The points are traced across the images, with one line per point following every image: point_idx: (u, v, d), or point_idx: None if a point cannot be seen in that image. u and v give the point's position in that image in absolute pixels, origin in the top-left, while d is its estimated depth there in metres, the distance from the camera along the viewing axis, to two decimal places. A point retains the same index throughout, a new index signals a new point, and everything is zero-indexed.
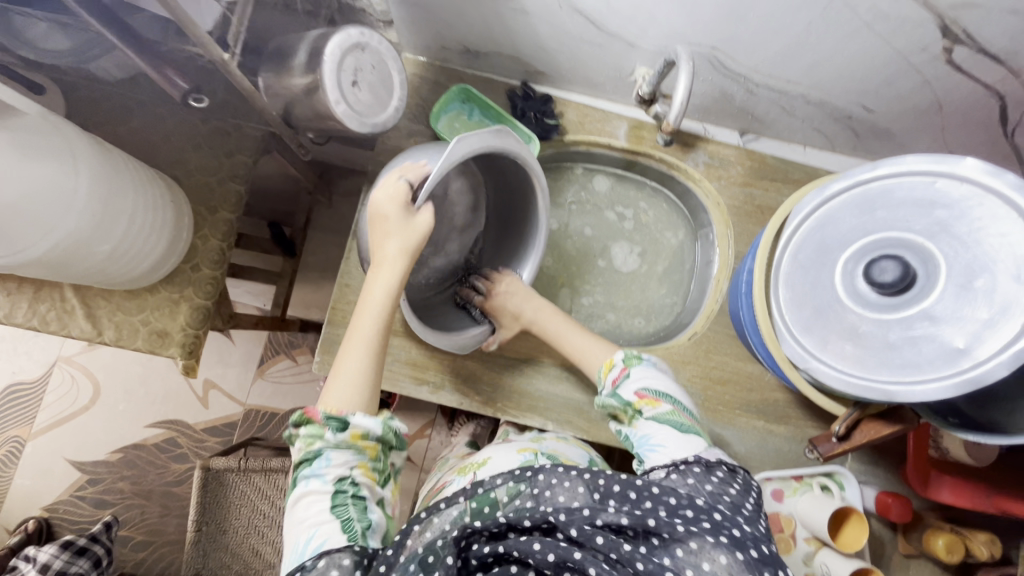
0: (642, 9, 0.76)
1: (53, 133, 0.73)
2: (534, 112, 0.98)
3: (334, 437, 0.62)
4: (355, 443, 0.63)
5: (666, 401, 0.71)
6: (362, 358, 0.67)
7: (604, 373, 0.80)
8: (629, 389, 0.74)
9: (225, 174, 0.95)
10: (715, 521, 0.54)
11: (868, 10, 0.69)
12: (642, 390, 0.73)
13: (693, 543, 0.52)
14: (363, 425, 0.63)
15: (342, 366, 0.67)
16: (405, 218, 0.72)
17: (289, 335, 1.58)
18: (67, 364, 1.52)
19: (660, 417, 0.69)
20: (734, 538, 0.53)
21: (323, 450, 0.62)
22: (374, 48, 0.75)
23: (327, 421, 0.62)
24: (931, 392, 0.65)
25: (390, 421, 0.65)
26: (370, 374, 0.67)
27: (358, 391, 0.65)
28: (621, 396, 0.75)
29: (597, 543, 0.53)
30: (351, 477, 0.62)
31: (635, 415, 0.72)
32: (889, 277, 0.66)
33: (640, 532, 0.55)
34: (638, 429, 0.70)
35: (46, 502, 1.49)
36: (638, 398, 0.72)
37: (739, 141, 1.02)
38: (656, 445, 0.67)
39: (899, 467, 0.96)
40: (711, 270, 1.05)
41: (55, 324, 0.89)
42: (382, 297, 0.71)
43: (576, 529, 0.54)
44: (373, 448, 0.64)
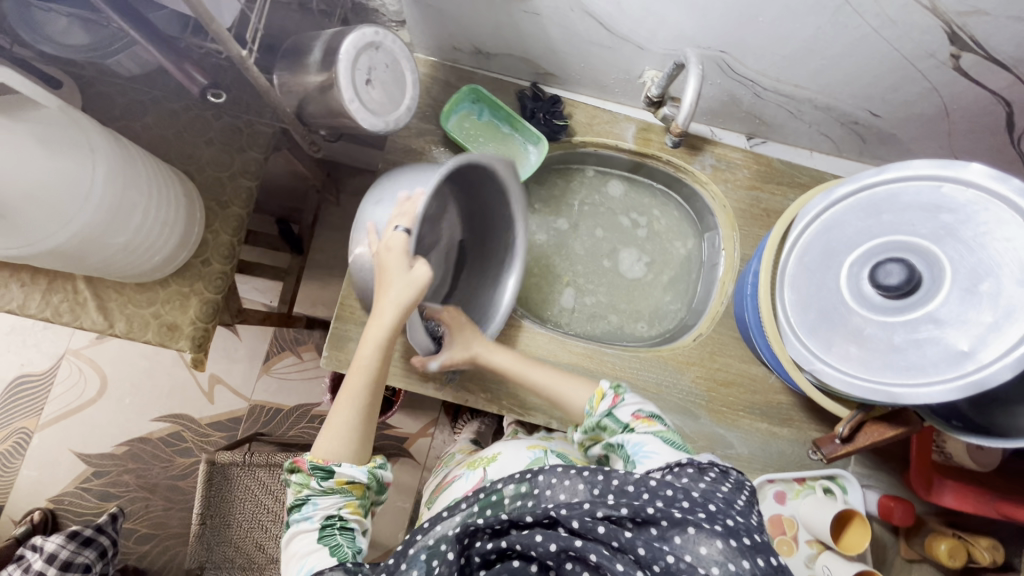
0: (652, 13, 0.77)
1: (72, 126, 0.74)
2: (543, 113, 0.99)
3: (320, 484, 0.64)
4: (341, 487, 0.65)
5: (660, 422, 0.70)
6: (351, 411, 0.69)
7: (594, 402, 0.76)
8: (625, 411, 0.72)
9: (236, 171, 0.97)
10: (711, 511, 0.54)
11: (876, 16, 0.70)
12: (638, 411, 0.72)
13: (690, 529, 0.52)
14: (348, 473, 0.65)
15: (334, 413, 0.69)
16: (405, 275, 0.70)
17: (295, 332, 1.60)
18: (75, 356, 1.54)
19: (655, 433, 0.68)
20: (728, 526, 0.53)
21: (311, 496, 0.64)
22: (388, 47, 0.76)
23: (314, 471, 0.64)
24: (935, 394, 0.66)
25: (377, 469, 0.68)
26: (359, 425, 0.69)
27: (346, 443, 0.67)
28: (615, 416, 0.72)
29: (599, 533, 0.53)
30: (338, 516, 0.64)
31: (628, 431, 0.70)
32: (894, 281, 0.67)
33: (638, 523, 0.53)
34: (630, 441, 0.69)
35: (51, 493, 1.51)
36: (635, 418, 0.71)
37: (746, 144, 1.05)
38: (650, 453, 0.65)
39: (902, 471, 0.97)
40: (717, 272, 1.05)
41: (67, 315, 0.90)
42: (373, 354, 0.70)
43: (577, 521, 0.54)
44: (359, 489, 0.66)
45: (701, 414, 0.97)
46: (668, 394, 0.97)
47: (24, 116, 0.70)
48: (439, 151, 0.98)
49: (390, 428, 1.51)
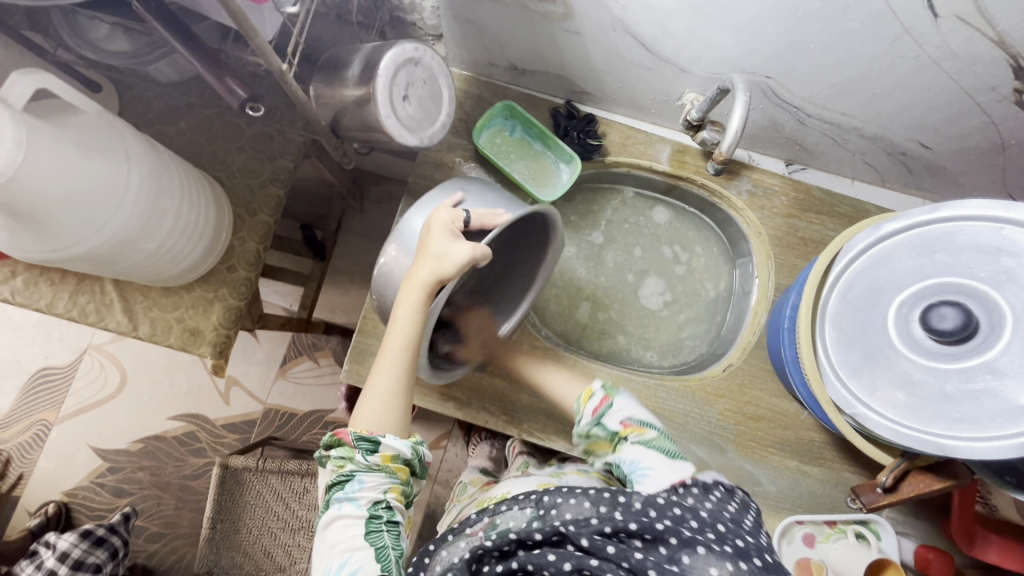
0: (698, 36, 0.75)
1: (110, 132, 0.75)
2: (577, 132, 0.98)
3: (364, 459, 0.61)
4: (386, 466, 0.62)
5: (651, 429, 0.66)
6: (391, 380, 0.66)
7: (583, 404, 0.72)
8: (612, 418, 0.68)
9: (267, 179, 0.97)
10: (720, 533, 0.52)
11: (937, 47, 0.67)
12: (626, 419, 0.67)
13: (700, 549, 0.50)
14: (393, 447, 0.62)
15: (374, 383, 0.66)
16: (452, 243, 0.68)
17: (313, 337, 1.59)
18: (97, 352, 1.55)
19: (646, 443, 0.64)
20: (739, 547, 0.51)
21: (356, 472, 0.61)
22: (427, 63, 0.75)
23: (359, 443, 0.61)
24: (991, 450, 0.63)
25: (420, 444, 0.65)
26: (401, 394, 0.66)
27: (388, 414, 0.65)
28: (606, 426, 0.68)
29: (608, 553, 0.52)
30: (384, 501, 0.61)
31: (620, 442, 0.66)
32: (949, 325, 0.63)
33: (647, 540, 0.52)
34: (625, 456, 0.64)
35: (66, 486, 1.51)
36: (623, 426, 0.67)
37: (784, 170, 1.01)
38: (646, 470, 0.60)
39: (940, 519, 0.92)
40: (749, 300, 1.02)
41: (93, 316, 0.90)
42: (413, 321, 0.67)
43: (586, 539, 0.53)
44: (403, 472, 0.64)
45: (728, 448, 0.93)
46: (695, 426, 0.94)
47: (64, 120, 0.71)
48: (469, 165, 0.96)
49: None
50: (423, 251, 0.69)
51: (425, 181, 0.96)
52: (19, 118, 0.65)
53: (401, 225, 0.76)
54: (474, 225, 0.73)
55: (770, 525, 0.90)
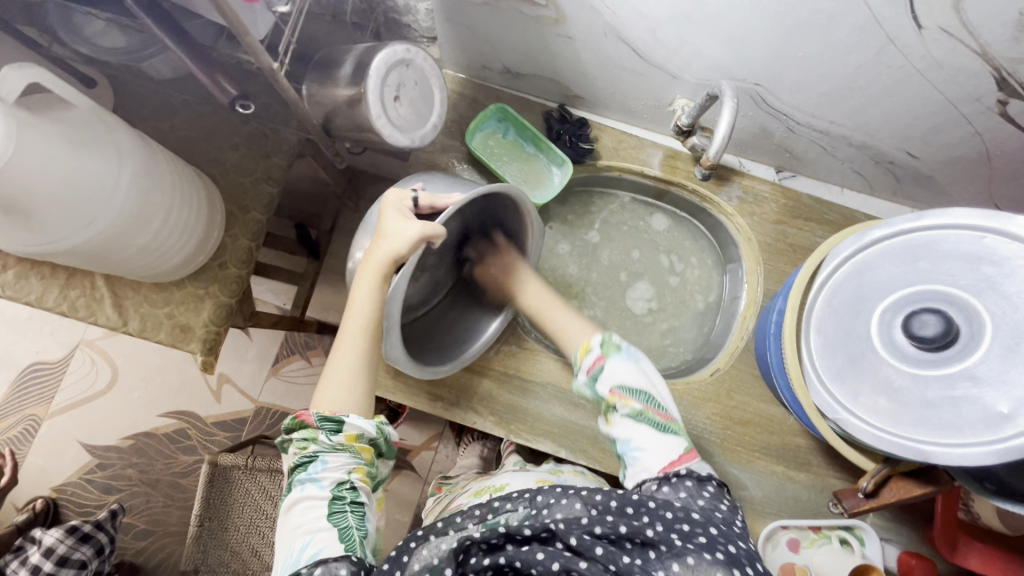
0: (688, 43, 0.76)
1: (103, 128, 0.75)
2: (569, 135, 0.99)
3: (328, 439, 0.63)
4: (350, 446, 0.64)
5: (639, 398, 0.62)
6: (354, 362, 0.68)
7: (579, 358, 0.69)
8: (601, 383, 0.64)
9: (259, 176, 0.97)
10: (711, 536, 0.53)
11: (922, 57, 0.68)
12: (614, 386, 0.63)
13: (689, 558, 0.51)
14: (357, 426, 0.64)
15: (336, 364, 0.68)
16: (403, 222, 0.70)
17: (305, 336, 1.59)
18: (89, 347, 1.55)
19: (637, 416, 0.62)
20: (730, 555, 0.51)
21: (319, 453, 0.63)
22: (419, 64, 0.76)
23: (322, 424, 0.63)
24: (970, 456, 0.63)
25: (385, 424, 0.67)
26: (363, 374, 0.69)
27: (351, 394, 0.67)
28: (595, 389, 0.65)
29: (596, 553, 0.52)
30: (349, 482, 0.62)
31: (609, 411, 0.64)
32: (930, 332, 0.64)
33: (637, 544, 0.53)
34: (617, 432, 0.63)
35: (55, 482, 1.51)
36: (611, 394, 0.63)
37: (774, 177, 1.02)
38: (638, 452, 0.61)
39: (924, 525, 0.92)
40: (738, 305, 1.03)
41: (83, 311, 0.90)
42: (371, 302, 0.69)
43: (576, 539, 0.53)
44: (368, 452, 0.65)
45: (714, 452, 0.94)
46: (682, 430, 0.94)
47: (55, 115, 0.71)
48: (461, 167, 0.97)
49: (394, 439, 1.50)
50: (378, 235, 0.71)
51: None
52: (9, 113, 0.65)
53: (367, 221, 0.80)
54: (425, 205, 0.74)
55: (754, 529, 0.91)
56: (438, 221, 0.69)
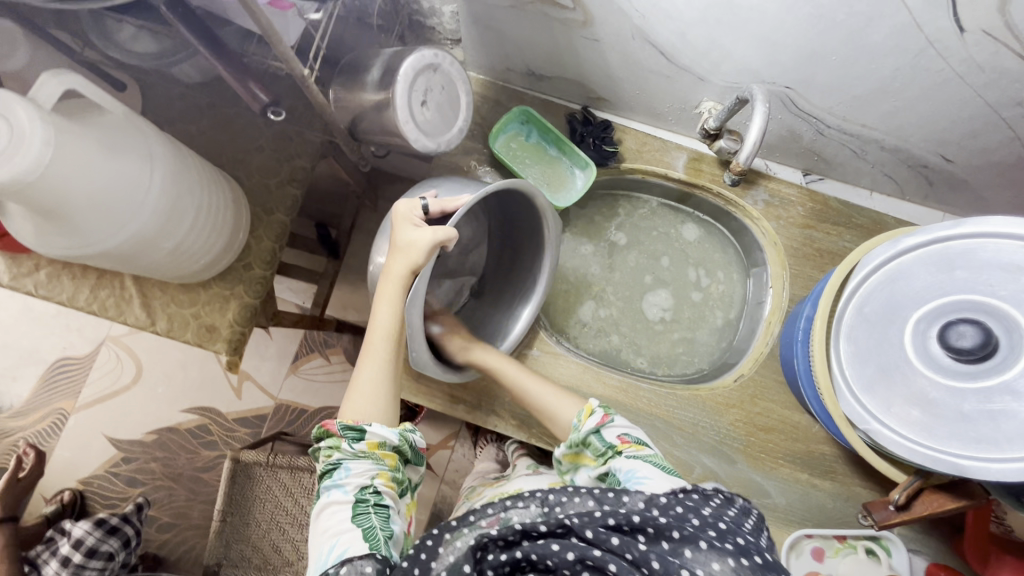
0: (718, 46, 0.75)
1: (134, 131, 0.76)
2: (593, 138, 0.98)
3: (350, 447, 0.64)
4: (373, 453, 0.64)
5: (648, 447, 0.69)
6: (376, 372, 0.69)
7: (582, 417, 0.75)
8: (611, 431, 0.71)
9: (284, 179, 0.98)
10: (721, 530, 0.53)
11: (962, 60, 0.66)
12: (624, 434, 0.70)
13: (702, 545, 0.51)
14: (380, 434, 0.65)
15: (360, 375, 0.69)
16: (417, 230, 0.70)
17: (324, 334, 1.61)
18: (114, 343, 1.58)
19: (642, 458, 0.66)
20: (739, 545, 0.52)
21: (343, 460, 0.64)
22: (446, 69, 0.76)
23: (345, 432, 0.64)
24: (1007, 472, 0.62)
25: (407, 432, 0.68)
26: (386, 383, 0.69)
27: (375, 403, 0.68)
28: (603, 437, 0.71)
29: (613, 545, 0.50)
30: (372, 486, 0.63)
31: (614, 456, 0.68)
32: (968, 343, 0.63)
33: (651, 535, 0.52)
34: (620, 467, 0.66)
35: (82, 474, 1.54)
36: (621, 441, 0.69)
37: (802, 180, 1.01)
38: (643, 477, 0.63)
39: (952, 537, 0.91)
40: (763, 310, 1.01)
41: (112, 311, 0.92)
42: (392, 312, 0.70)
43: (591, 530, 0.51)
44: (392, 458, 0.66)
45: (737, 458, 0.93)
46: (704, 435, 0.94)
47: (87, 119, 0.72)
48: (484, 169, 0.97)
49: None
50: (393, 246, 0.71)
51: None
52: (47, 118, 0.66)
53: (384, 232, 0.81)
54: (436, 211, 0.74)
55: (778, 537, 0.90)
56: (450, 225, 0.69)
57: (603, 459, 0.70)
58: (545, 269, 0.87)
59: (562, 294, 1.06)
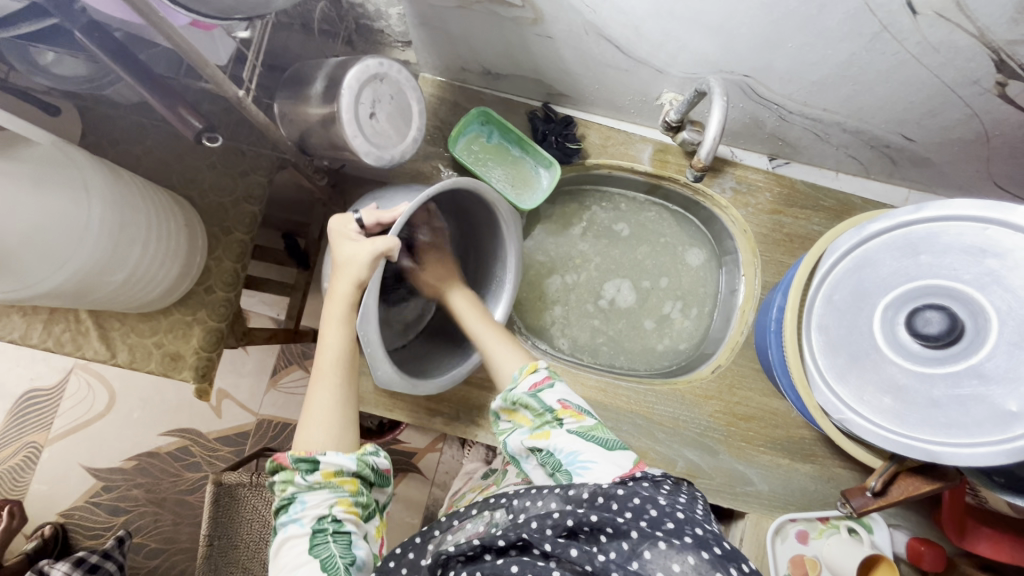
0: (673, 38, 0.73)
1: (70, 166, 0.72)
2: (555, 136, 0.96)
3: (303, 480, 0.62)
4: (329, 482, 0.63)
5: (590, 416, 0.67)
6: (329, 399, 0.67)
7: (523, 373, 0.73)
8: (550, 397, 0.68)
9: (239, 196, 0.94)
10: (678, 522, 0.51)
11: (917, 43, 0.65)
12: (565, 399, 0.67)
13: (660, 543, 0.49)
14: (333, 462, 0.63)
15: (313, 402, 0.67)
16: (357, 245, 0.68)
17: (302, 346, 1.57)
18: (83, 370, 1.53)
19: (582, 432, 0.64)
20: (699, 538, 0.49)
21: (298, 493, 0.63)
22: (393, 78, 0.72)
23: (298, 465, 0.62)
24: (979, 456, 0.62)
25: (366, 455, 0.65)
26: (343, 408, 0.67)
27: (330, 431, 0.66)
28: (543, 401, 0.68)
29: (571, 556, 0.49)
30: (330, 515, 0.61)
31: (552, 423, 0.66)
32: (935, 330, 0.62)
33: (610, 535, 0.50)
34: (560, 445, 0.63)
35: (62, 507, 1.51)
36: (562, 407, 0.67)
37: (768, 165, 1.00)
38: (587, 462, 0.61)
39: (932, 509, 0.92)
40: (736, 299, 1.01)
41: (69, 345, 0.89)
42: (342, 335, 0.68)
43: (548, 543, 0.50)
44: (351, 483, 0.64)
45: (719, 449, 0.93)
46: (686, 428, 0.94)
47: (19, 155, 0.68)
48: (447, 173, 0.96)
49: (397, 443, 1.50)
50: (335, 265, 0.69)
51: None
52: None
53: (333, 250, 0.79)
54: (373, 223, 0.72)
55: (763, 524, 0.90)
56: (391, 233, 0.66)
57: (543, 426, 0.67)
58: (509, 266, 0.84)
59: (537, 295, 1.05)
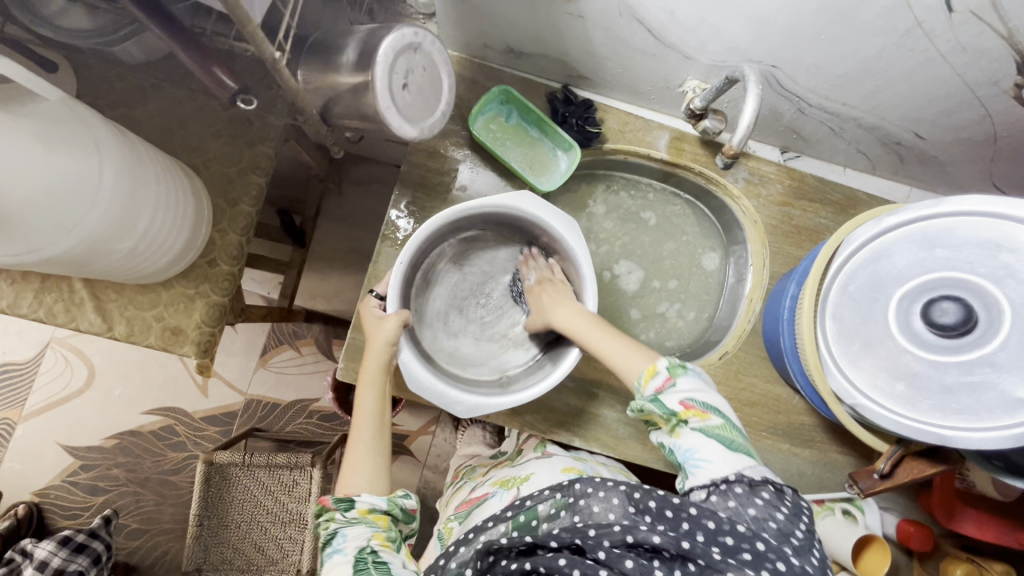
0: (707, 24, 0.73)
1: (77, 123, 0.68)
2: (576, 118, 0.95)
3: (343, 516, 0.64)
4: (365, 517, 0.64)
5: (716, 415, 0.62)
6: (365, 450, 0.70)
7: (644, 381, 0.68)
8: (673, 398, 0.64)
9: (246, 166, 0.91)
10: (757, 551, 0.51)
11: (947, 41, 0.67)
12: (686, 399, 0.63)
13: (728, 574, 0.49)
14: (369, 500, 0.65)
15: (351, 452, 0.70)
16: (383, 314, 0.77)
17: (293, 325, 1.54)
18: (60, 346, 1.47)
19: (707, 431, 0.61)
20: (771, 570, 0.49)
21: (338, 528, 0.63)
22: (426, 49, 0.70)
23: (338, 502, 0.64)
24: (987, 441, 0.66)
25: (396, 495, 0.67)
26: (378, 460, 0.70)
27: (367, 477, 0.68)
28: (664, 404, 0.64)
29: (626, 566, 0.50)
30: (369, 546, 0.61)
31: (677, 425, 0.63)
32: (950, 320, 0.65)
33: (671, 556, 0.51)
34: (683, 442, 0.62)
35: (37, 486, 1.45)
36: (684, 409, 0.63)
37: (779, 158, 1.02)
38: (703, 462, 0.59)
39: (920, 493, 0.97)
40: (744, 288, 1.03)
41: (62, 317, 0.85)
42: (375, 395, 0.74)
43: (604, 551, 0.52)
44: (384, 519, 0.65)
45: None
46: None
47: (20, 110, 0.62)
48: (460, 152, 0.94)
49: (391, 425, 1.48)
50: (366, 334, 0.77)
51: (419, 170, 0.93)
52: None
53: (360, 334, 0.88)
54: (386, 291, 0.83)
55: None
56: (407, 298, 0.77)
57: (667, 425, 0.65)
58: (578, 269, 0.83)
59: None
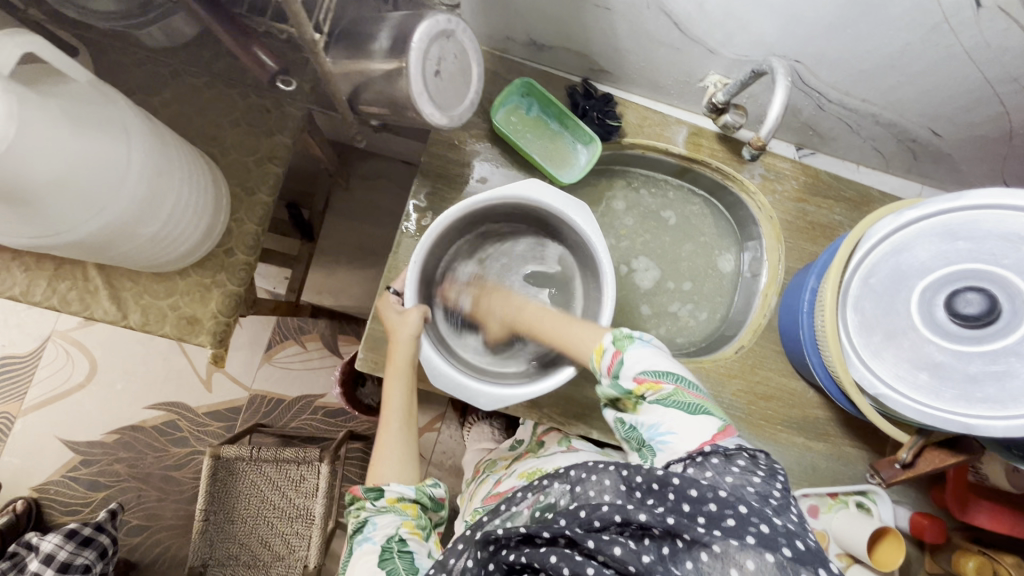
0: (734, 18, 0.74)
1: (104, 101, 0.67)
2: (596, 112, 0.95)
3: (373, 504, 0.64)
4: (394, 506, 0.65)
5: (669, 380, 0.60)
6: (394, 443, 0.70)
7: (596, 361, 0.68)
8: (626, 376, 0.63)
9: (264, 155, 0.90)
10: (740, 516, 0.47)
11: (972, 37, 0.68)
12: (638, 374, 0.61)
13: (715, 546, 0.46)
14: (397, 489, 0.66)
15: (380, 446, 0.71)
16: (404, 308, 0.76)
17: (299, 320, 1.53)
18: (62, 338, 1.45)
19: (665, 400, 0.59)
20: (762, 536, 0.46)
21: (369, 517, 0.64)
22: (459, 37, 0.70)
23: (367, 491, 0.65)
24: (1011, 429, 0.66)
25: (423, 485, 0.68)
26: (410, 453, 0.71)
27: (398, 470, 0.69)
28: (619, 384, 0.63)
29: (615, 553, 0.47)
30: (397, 534, 0.61)
31: (637, 402, 0.61)
32: (975, 310, 0.66)
33: (659, 535, 0.48)
34: (644, 419, 0.60)
35: (36, 481, 1.43)
36: (637, 384, 0.61)
37: (796, 155, 1.02)
38: (668, 436, 0.57)
39: (931, 486, 0.98)
40: (758, 283, 1.04)
41: (76, 304, 0.84)
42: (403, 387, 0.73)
43: (591, 539, 0.48)
44: (412, 508, 0.66)
45: (739, 427, 0.96)
46: None
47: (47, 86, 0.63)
48: (480, 145, 0.94)
49: None
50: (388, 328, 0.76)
51: (438, 161, 0.93)
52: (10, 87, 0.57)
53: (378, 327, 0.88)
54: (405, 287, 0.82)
55: None
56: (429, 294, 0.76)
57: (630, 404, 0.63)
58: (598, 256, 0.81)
59: None
